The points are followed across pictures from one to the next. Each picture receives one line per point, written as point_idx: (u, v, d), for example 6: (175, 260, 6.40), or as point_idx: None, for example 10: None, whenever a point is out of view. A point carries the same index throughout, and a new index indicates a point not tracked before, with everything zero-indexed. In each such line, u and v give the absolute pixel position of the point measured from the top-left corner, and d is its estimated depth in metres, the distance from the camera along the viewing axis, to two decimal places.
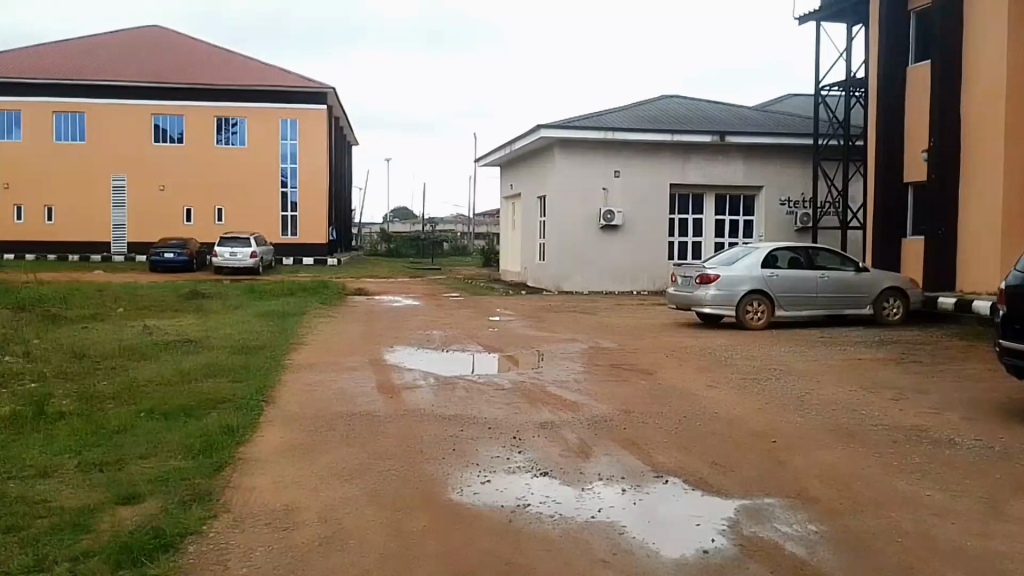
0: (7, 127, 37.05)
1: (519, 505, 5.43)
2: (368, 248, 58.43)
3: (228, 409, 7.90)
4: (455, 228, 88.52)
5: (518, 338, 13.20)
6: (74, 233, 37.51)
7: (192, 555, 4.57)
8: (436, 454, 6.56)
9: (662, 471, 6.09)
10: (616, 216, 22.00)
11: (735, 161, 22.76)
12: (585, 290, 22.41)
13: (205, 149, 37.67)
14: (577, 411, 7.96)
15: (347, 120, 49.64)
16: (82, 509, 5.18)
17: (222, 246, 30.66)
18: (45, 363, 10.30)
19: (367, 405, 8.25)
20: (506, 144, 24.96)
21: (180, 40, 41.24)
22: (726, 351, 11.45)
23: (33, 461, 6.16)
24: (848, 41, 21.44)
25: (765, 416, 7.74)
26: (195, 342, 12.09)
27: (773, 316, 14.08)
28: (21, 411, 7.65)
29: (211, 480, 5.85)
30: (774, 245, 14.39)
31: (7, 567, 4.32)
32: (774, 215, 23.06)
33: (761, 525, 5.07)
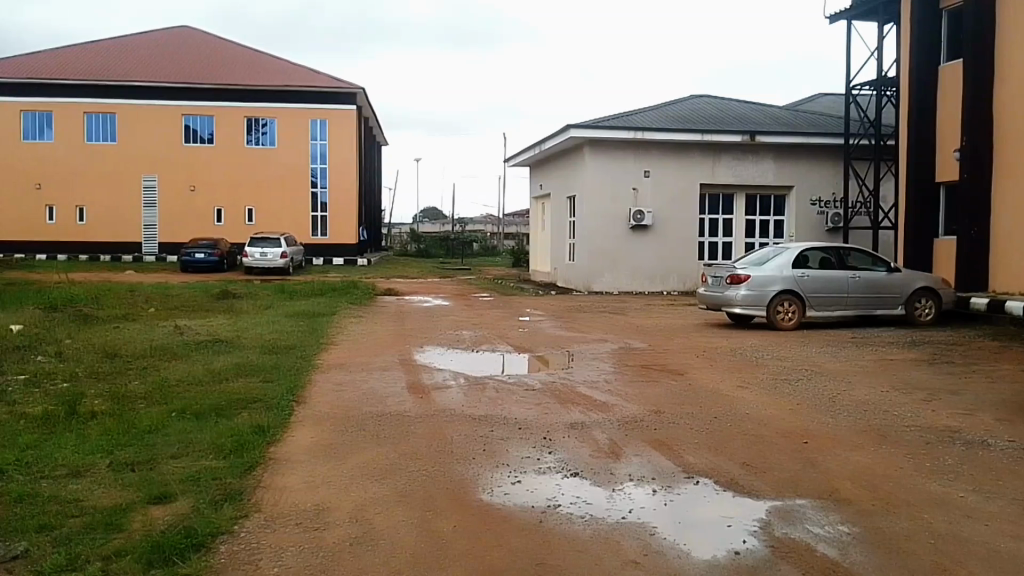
0: (39, 127, 37.53)
1: (550, 506, 5.39)
2: (398, 248, 58.67)
3: (259, 409, 7.93)
4: (485, 227, 88.71)
5: (548, 339, 13.15)
6: (106, 233, 37.96)
7: (222, 554, 4.58)
8: (465, 454, 6.54)
9: (693, 472, 6.03)
10: (646, 216, 21.87)
11: (766, 161, 22.53)
12: (614, 290, 22.30)
13: (236, 150, 38.00)
14: (607, 412, 7.91)
15: (377, 120, 49.88)
16: (113, 509, 5.21)
17: (252, 246, 30.88)
18: (77, 363, 10.41)
19: (396, 405, 8.26)
20: (535, 144, 24.90)
21: (210, 41, 41.64)
22: (757, 352, 11.32)
23: (66, 460, 6.22)
24: (880, 39, 21.13)
25: (796, 416, 7.65)
26: (226, 343, 12.18)
27: (804, 316, 13.92)
28: (54, 411, 7.73)
29: (242, 480, 5.86)
30: (805, 245, 14.23)
31: (39, 567, 4.35)
32: (805, 215, 22.82)
33: (794, 526, 4.99)
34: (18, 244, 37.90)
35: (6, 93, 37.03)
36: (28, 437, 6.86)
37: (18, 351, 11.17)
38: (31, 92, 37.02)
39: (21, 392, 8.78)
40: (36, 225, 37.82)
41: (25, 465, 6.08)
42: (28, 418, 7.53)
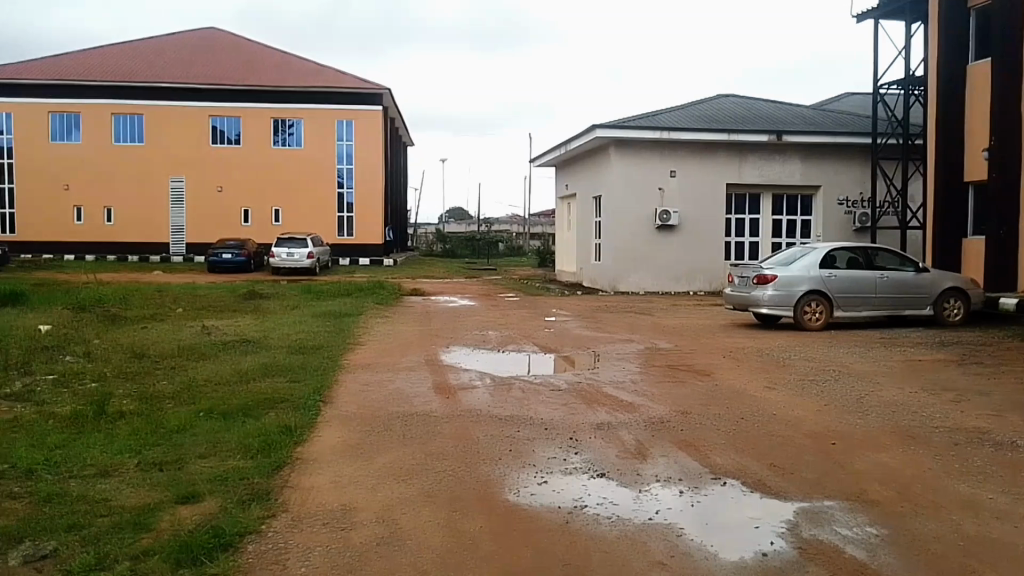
0: (68, 128, 37.93)
1: (576, 506, 5.40)
2: (424, 249, 58.95)
3: (286, 409, 8.00)
4: (510, 227, 88.95)
5: (573, 339, 13.16)
6: (133, 234, 38.37)
7: (250, 554, 4.62)
8: (493, 454, 6.58)
9: (720, 473, 6.01)
10: (672, 216, 21.78)
11: (793, 161, 22.34)
12: (640, 290, 22.25)
13: (263, 151, 38.32)
14: (633, 412, 7.91)
15: (403, 121, 50.18)
16: (142, 508, 5.28)
17: (279, 246, 31.11)
18: (106, 363, 10.56)
19: (423, 405, 8.30)
20: (561, 144, 24.90)
21: (237, 43, 42.00)
22: (785, 352, 11.26)
23: (95, 460, 6.31)
24: (908, 38, 20.92)
25: (825, 417, 7.59)
26: (253, 343, 12.31)
27: (832, 317, 13.80)
28: (83, 410, 7.85)
29: (269, 480, 5.91)
30: (832, 245, 14.10)
31: (68, 566, 4.42)
32: (832, 215, 22.63)
33: (821, 528, 4.96)
34: (48, 244, 38.36)
35: (35, 94, 37.42)
36: (58, 437, 6.96)
37: (48, 351, 11.35)
38: (59, 94, 37.43)
39: (51, 391, 8.92)
40: (64, 226, 38.27)
41: (55, 464, 6.18)
42: (59, 417, 7.66)
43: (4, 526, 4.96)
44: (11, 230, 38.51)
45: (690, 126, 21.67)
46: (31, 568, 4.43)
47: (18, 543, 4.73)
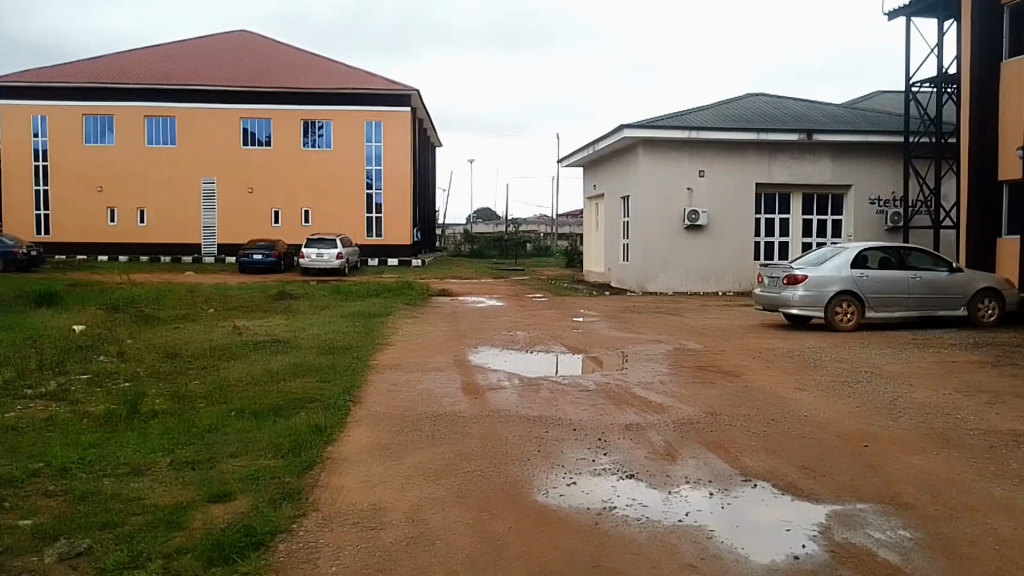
0: (101, 131, 38.43)
1: (605, 508, 5.38)
2: (452, 249, 59.17)
3: (316, 409, 8.05)
4: (538, 228, 89.05)
5: (601, 340, 13.14)
6: (165, 235, 38.84)
7: (281, 553, 4.66)
8: (522, 454, 6.58)
9: (751, 474, 5.98)
10: (700, 216, 21.65)
11: (823, 160, 22.12)
12: (668, 290, 22.16)
13: (292, 152, 38.61)
14: (662, 413, 7.88)
15: (431, 123, 50.39)
16: (175, 507, 5.34)
17: (309, 248, 31.31)
18: (138, 363, 10.68)
19: (451, 405, 8.33)
20: (588, 144, 24.87)
21: (267, 45, 42.36)
22: (816, 353, 11.16)
23: (128, 459, 6.38)
24: (940, 36, 20.65)
25: (857, 419, 7.51)
26: (284, 342, 12.41)
27: (864, 317, 13.64)
28: (117, 409, 7.94)
29: (300, 479, 5.96)
30: (864, 245, 13.93)
31: (103, 564, 4.49)
32: (864, 215, 22.39)
33: (854, 531, 4.90)
34: (82, 246, 38.86)
35: (69, 97, 37.93)
36: (92, 436, 7.06)
37: (82, 351, 11.51)
38: (93, 97, 37.92)
39: (85, 391, 9.02)
40: (98, 227, 38.77)
41: (89, 463, 6.28)
42: (93, 416, 7.77)
43: (41, 523, 5.04)
44: (47, 231, 38.90)
45: (719, 125, 21.52)
46: (66, 566, 4.49)
47: (54, 540, 4.81)
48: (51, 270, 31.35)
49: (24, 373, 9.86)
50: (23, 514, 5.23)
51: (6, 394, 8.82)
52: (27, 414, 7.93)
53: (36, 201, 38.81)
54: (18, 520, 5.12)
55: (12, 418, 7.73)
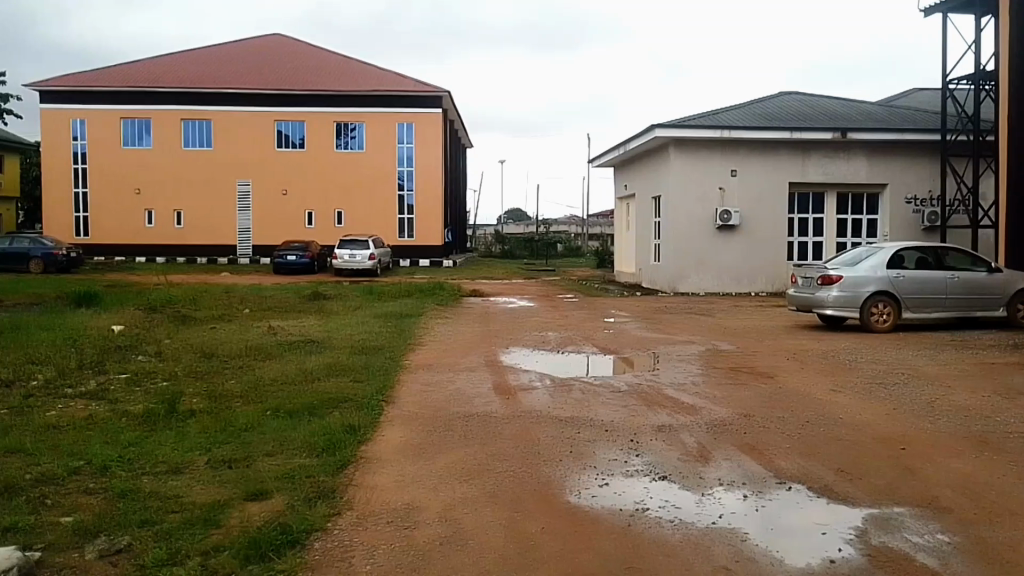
0: (138, 134, 39.00)
1: (638, 510, 5.37)
2: (483, 249, 59.37)
3: (350, 409, 8.11)
4: (568, 228, 89.08)
5: (632, 340, 13.11)
6: (201, 237, 39.34)
7: (317, 551, 4.71)
8: (553, 455, 6.58)
9: (785, 476, 5.93)
10: (732, 216, 21.51)
11: (858, 159, 21.86)
12: (699, 291, 22.04)
13: (325, 154, 38.92)
14: (695, 415, 7.84)
15: (462, 125, 50.58)
16: (212, 504, 5.42)
17: (341, 249, 31.50)
18: (176, 363, 10.83)
19: (484, 405, 8.36)
20: (619, 144, 24.80)
21: (300, 49, 42.72)
22: (852, 355, 11.04)
23: (166, 457, 6.49)
24: (977, 32, 20.35)
25: (894, 421, 7.42)
26: (317, 342, 12.53)
27: (900, 318, 13.45)
28: (155, 408, 8.08)
29: (334, 478, 6.02)
30: (900, 244, 13.75)
31: (142, 561, 4.56)
32: (900, 214, 22.10)
33: (891, 534, 4.86)
34: (121, 247, 39.46)
35: (107, 101, 38.53)
36: (132, 435, 7.18)
37: (120, 350, 11.70)
38: (130, 100, 38.48)
39: (124, 391, 9.17)
40: (136, 229, 39.36)
41: (128, 461, 6.40)
42: (132, 415, 7.90)
43: (82, 520, 5.14)
44: (87, 233, 39.54)
45: (751, 124, 21.37)
46: (106, 562, 4.58)
47: (94, 537, 4.90)
48: (90, 271, 31.89)
49: (64, 373, 10.02)
50: (65, 511, 5.33)
51: (48, 393, 8.99)
52: (68, 413, 8.06)
53: (75, 203, 39.45)
54: (59, 517, 5.22)
55: (53, 417, 7.87)
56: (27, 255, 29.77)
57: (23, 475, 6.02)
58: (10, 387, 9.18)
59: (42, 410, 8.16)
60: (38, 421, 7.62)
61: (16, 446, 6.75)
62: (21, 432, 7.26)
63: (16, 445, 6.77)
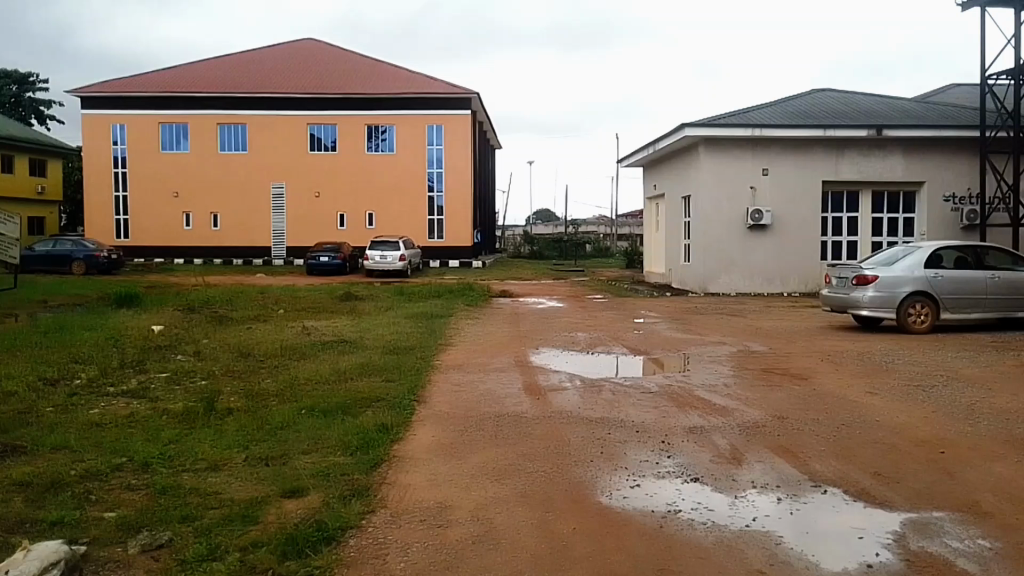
0: (175, 138, 39.46)
1: (670, 511, 5.33)
2: (512, 250, 59.49)
3: (382, 408, 8.14)
4: (597, 228, 88.89)
5: (664, 341, 13.04)
6: (236, 239, 39.75)
7: (352, 548, 4.73)
8: (584, 456, 6.56)
9: (820, 480, 5.86)
10: (764, 215, 21.32)
11: (893, 157, 21.56)
12: (731, 291, 21.89)
13: (355, 155, 39.14)
14: (727, 416, 7.77)
15: (491, 125, 50.60)
16: (250, 501, 5.46)
17: (372, 250, 31.64)
18: (213, 362, 10.95)
19: (515, 406, 8.36)
20: (648, 144, 24.69)
21: (331, 52, 43.05)
22: (888, 356, 10.88)
23: (205, 454, 6.56)
24: (1017, 27, 20.00)
25: (933, 424, 7.30)
26: (351, 342, 12.62)
27: (939, 319, 13.23)
28: (194, 406, 8.18)
29: (368, 476, 6.05)
30: (938, 244, 13.55)
31: (182, 555, 4.61)
32: (937, 213, 21.79)
33: (929, 539, 4.78)
34: (158, 249, 39.97)
35: (144, 106, 39.03)
36: (172, 432, 7.28)
37: (160, 350, 11.82)
38: (166, 105, 38.94)
39: (164, 389, 9.30)
40: (173, 231, 39.85)
41: (168, 458, 6.47)
42: (171, 414, 7.97)
43: (124, 515, 5.20)
44: (126, 235, 40.10)
45: (784, 123, 21.15)
46: (148, 557, 4.63)
47: (137, 532, 4.96)
48: (130, 272, 32.35)
49: (106, 372, 10.14)
50: (108, 506, 5.40)
51: (91, 391, 9.14)
52: (110, 411, 8.16)
53: (115, 206, 40.02)
54: (102, 512, 5.30)
55: (96, 415, 7.98)
56: (70, 257, 30.25)
57: (67, 470, 6.11)
58: (54, 386, 9.31)
59: (84, 409, 8.26)
60: (81, 419, 7.72)
61: (60, 442, 6.85)
62: (64, 429, 7.37)
63: (60, 441, 6.87)
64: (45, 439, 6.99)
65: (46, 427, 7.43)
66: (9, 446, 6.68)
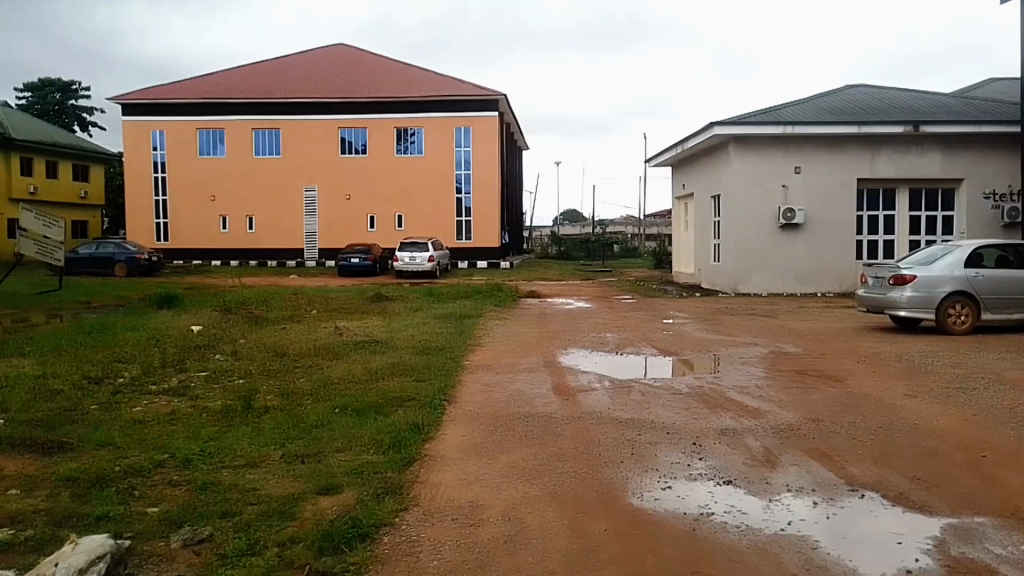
0: (211, 143, 39.91)
1: (703, 514, 5.27)
2: (539, 250, 59.40)
3: (413, 407, 8.13)
4: (625, 228, 88.59)
5: (695, 342, 12.94)
6: (269, 241, 40.05)
7: (385, 546, 4.70)
8: (615, 457, 6.49)
9: (857, 484, 5.76)
10: (796, 214, 21.12)
11: (930, 153, 21.22)
12: (763, 291, 21.72)
13: (384, 157, 39.28)
14: (760, 418, 7.67)
15: (518, 126, 50.53)
16: (286, 498, 5.46)
17: (402, 251, 31.74)
18: (250, 361, 11.04)
19: (544, 406, 8.31)
20: (677, 143, 24.55)
21: (362, 56, 43.29)
22: (927, 358, 10.70)
23: (243, 451, 6.57)
24: None
25: (976, 428, 7.13)
26: (382, 342, 12.66)
27: (979, 320, 13.00)
28: (232, 404, 8.23)
29: (400, 474, 6.04)
30: (978, 243, 13.31)
31: (223, 550, 4.62)
32: (976, 210, 21.43)
33: (971, 545, 4.67)
34: (193, 251, 40.39)
35: (179, 113, 39.51)
36: (212, 429, 7.33)
37: (199, 350, 11.87)
38: (201, 111, 39.41)
39: (204, 387, 9.38)
40: (209, 234, 40.27)
41: (208, 454, 6.51)
42: (210, 411, 8.03)
43: (165, 510, 5.22)
44: (165, 238, 40.61)
45: (816, 120, 20.90)
46: (191, 551, 4.64)
47: (178, 527, 4.97)
48: (169, 274, 32.71)
49: (148, 371, 10.22)
50: (150, 502, 5.43)
51: (134, 389, 9.24)
52: (152, 409, 8.22)
53: (155, 210, 40.49)
54: (146, 507, 5.32)
55: (139, 412, 8.05)
56: (112, 259, 30.64)
57: (111, 466, 6.15)
58: (98, 384, 9.43)
59: (128, 406, 8.34)
60: (126, 417, 7.79)
61: (105, 439, 6.90)
62: (109, 426, 7.44)
63: (105, 438, 6.93)
64: (90, 435, 7.06)
65: (91, 425, 7.49)
66: (55, 442, 6.74)
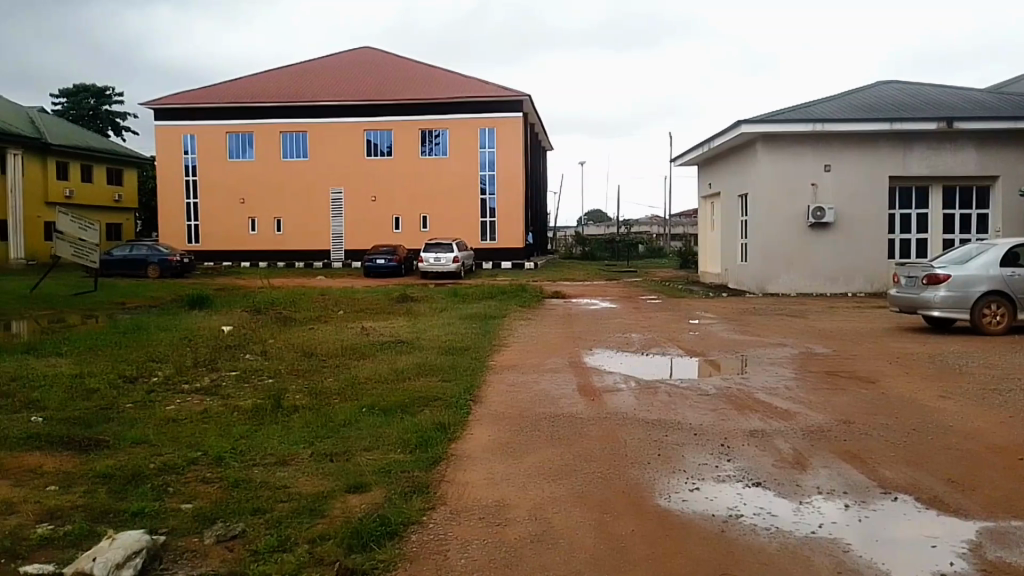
0: (238, 146, 40.24)
1: (731, 515, 5.21)
2: (564, 250, 59.22)
3: (440, 407, 8.12)
4: (650, 228, 88.19)
5: (723, 342, 12.83)
6: (296, 241, 40.29)
7: (413, 544, 4.69)
8: (641, 458, 6.43)
9: (890, 486, 5.66)
10: (826, 213, 20.91)
11: (963, 150, 20.92)
12: (791, 291, 21.54)
13: (410, 159, 39.40)
14: (790, 420, 7.59)
15: (543, 127, 50.41)
16: (314, 496, 5.47)
17: (427, 252, 31.82)
18: (279, 361, 11.10)
19: (570, 406, 8.28)
20: (703, 142, 24.38)
21: (388, 59, 43.41)
22: (961, 359, 10.55)
23: (273, 450, 6.60)
24: None
25: (1015, 429, 7.01)
26: (408, 342, 12.68)
27: (1015, 320, 12.78)
28: (262, 403, 8.27)
29: (427, 473, 6.04)
30: (1013, 241, 13.09)
31: (254, 547, 4.63)
32: (1012, 208, 21.10)
33: (1008, 549, 4.57)
34: (222, 253, 40.73)
35: (207, 117, 39.89)
36: (243, 428, 7.36)
37: (229, 350, 11.94)
38: (229, 115, 39.76)
39: (234, 387, 9.42)
40: (238, 236, 40.60)
41: (240, 452, 6.53)
42: (241, 410, 8.07)
43: (198, 507, 5.25)
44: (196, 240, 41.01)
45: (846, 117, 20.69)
46: (223, 547, 4.65)
47: (211, 523, 4.99)
48: (200, 276, 33.04)
49: (181, 371, 10.29)
50: (184, 498, 5.46)
51: (167, 389, 9.30)
52: (185, 408, 8.28)
53: (186, 212, 40.88)
54: (180, 504, 5.35)
55: (171, 411, 8.10)
56: (145, 261, 31.01)
57: (146, 464, 6.20)
58: (132, 383, 9.52)
59: (161, 405, 8.40)
60: (158, 415, 7.84)
61: (139, 437, 6.96)
62: (143, 424, 7.49)
63: (140, 436, 6.98)
64: (125, 433, 7.12)
65: (126, 423, 7.56)
66: (91, 440, 6.80)
